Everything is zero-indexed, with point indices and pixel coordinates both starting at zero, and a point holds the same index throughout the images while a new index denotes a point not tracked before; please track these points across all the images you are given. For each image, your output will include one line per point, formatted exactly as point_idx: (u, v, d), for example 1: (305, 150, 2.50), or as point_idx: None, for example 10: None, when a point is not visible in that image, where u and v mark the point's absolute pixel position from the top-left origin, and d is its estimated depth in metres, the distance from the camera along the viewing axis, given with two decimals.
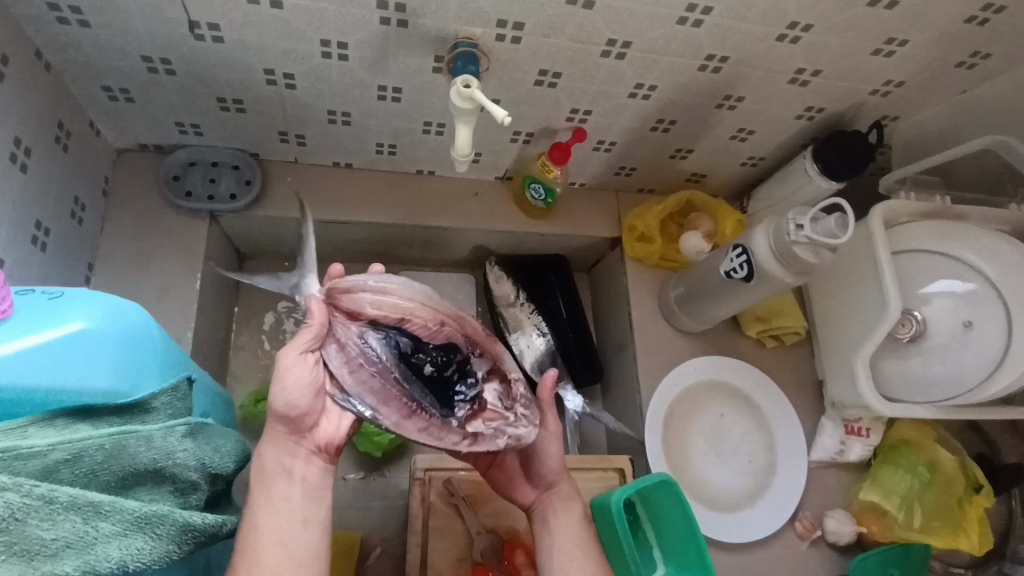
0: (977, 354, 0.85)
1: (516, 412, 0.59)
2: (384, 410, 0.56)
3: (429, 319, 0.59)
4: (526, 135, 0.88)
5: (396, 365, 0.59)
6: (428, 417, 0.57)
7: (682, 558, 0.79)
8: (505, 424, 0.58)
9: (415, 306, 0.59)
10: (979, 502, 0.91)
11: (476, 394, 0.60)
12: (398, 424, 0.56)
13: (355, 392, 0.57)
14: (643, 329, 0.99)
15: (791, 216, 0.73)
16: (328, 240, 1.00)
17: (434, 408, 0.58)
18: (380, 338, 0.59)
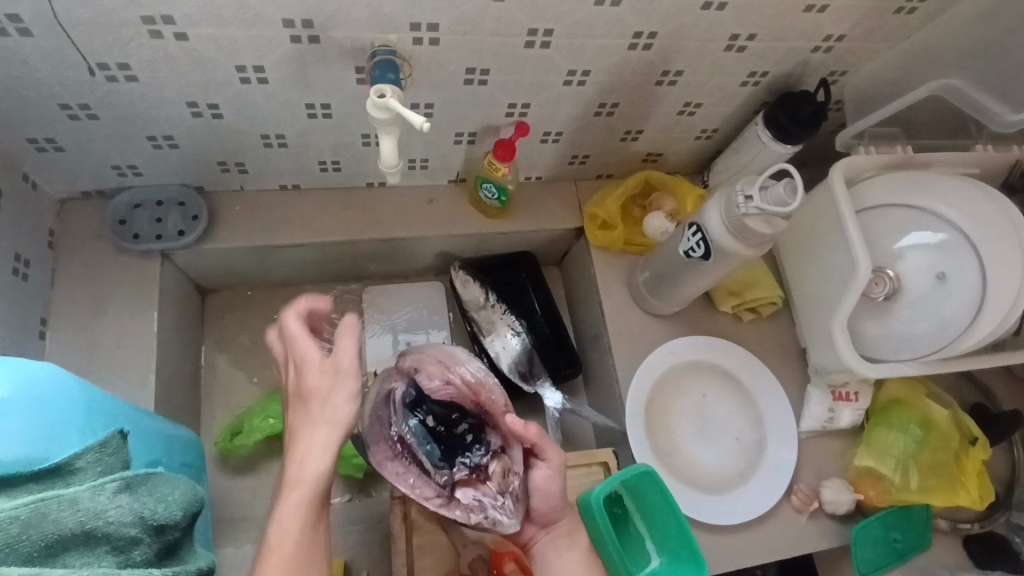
0: (955, 305, 0.82)
1: (502, 498, 0.68)
2: (378, 448, 0.68)
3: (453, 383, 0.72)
4: (469, 135, 0.86)
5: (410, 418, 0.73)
6: (413, 468, 0.68)
7: (674, 548, 0.79)
8: (487, 502, 0.68)
9: (445, 367, 0.72)
10: (976, 454, 0.89)
11: (480, 462, 0.72)
12: (384, 465, 0.68)
13: (373, 440, 0.68)
14: (616, 318, 0.96)
15: (740, 188, 0.70)
16: (287, 265, 0.98)
17: (428, 460, 0.71)
18: (409, 395, 0.74)
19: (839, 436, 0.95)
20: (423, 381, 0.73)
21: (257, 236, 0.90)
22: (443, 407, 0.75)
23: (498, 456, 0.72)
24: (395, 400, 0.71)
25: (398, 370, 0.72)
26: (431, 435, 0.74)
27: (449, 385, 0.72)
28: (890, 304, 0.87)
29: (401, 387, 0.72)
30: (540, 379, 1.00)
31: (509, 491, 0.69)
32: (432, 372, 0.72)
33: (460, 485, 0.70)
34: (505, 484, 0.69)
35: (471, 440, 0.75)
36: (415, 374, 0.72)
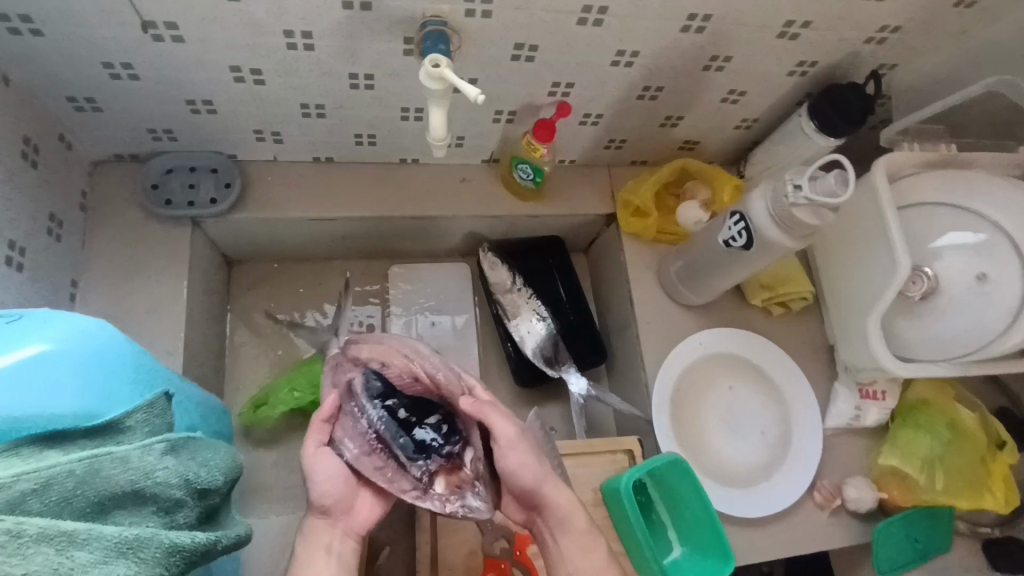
0: (993, 307, 0.81)
1: (475, 482, 0.66)
2: (351, 444, 0.67)
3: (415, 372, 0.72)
4: (509, 114, 0.85)
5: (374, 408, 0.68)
6: (387, 461, 0.67)
7: (697, 539, 0.79)
8: (462, 488, 0.66)
9: (402, 356, 0.71)
10: (1004, 459, 0.89)
11: (454, 451, 0.68)
12: (358, 459, 0.66)
13: (342, 438, 0.67)
14: (645, 307, 0.96)
15: (789, 177, 0.69)
16: (315, 238, 0.97)
17: (401, 452, 0.66)
18: (372, 384, 0.70)
19: (864, 435, 0.95)
20: (386, 372, 0.71)
21: (289, 207, 0.90)
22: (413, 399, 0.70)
23: (471, 444, 0.69)
24: (358, 390, 0.69)
25: (357, 361, 0.72)
26: (404, 427, 0.67)
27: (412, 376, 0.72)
28: (925, 304, 0.86)
29: (362, 377, 0.70)
30: (564, 364, 0.99)
31: (482, 474, 0.67)
32: (394, 362, 0.71)
33: (435, 476, 0.66)
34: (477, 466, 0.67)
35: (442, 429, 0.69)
36: (378, 366, 0.71)
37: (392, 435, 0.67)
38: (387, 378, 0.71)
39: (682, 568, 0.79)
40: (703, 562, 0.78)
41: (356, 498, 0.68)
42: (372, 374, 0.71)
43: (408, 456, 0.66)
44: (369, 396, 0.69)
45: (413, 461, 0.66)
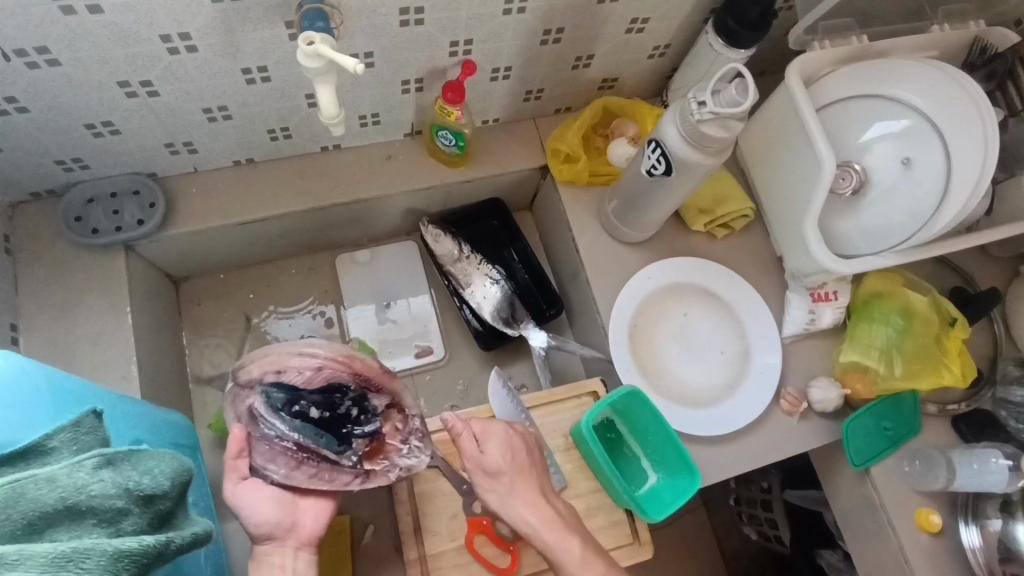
0: (921, 190, 0.83)
1: (410, 443, 0.68)
2: (276, 465, 0.66)
3: (315, 365, 0.63)
4: (416, 82, 0.85)
5: (282, 421, 0.66)
6: (317, 465, 0.66)
7: (668, 464, 0.82)
8: (399, 456, 0.68)
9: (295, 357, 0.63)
10: (956, 335, 0.91)
11: (376, 427, 0.68)
12: (289, 476, 0.66)
13: (264, 464, 0.65)
14: (591, 251, 0.96)
15: (692, 95, 0.69)
16: (253, 241, 0.97)
17: (328, 451, 0.66)
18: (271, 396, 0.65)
19: (823, 337, 0.97)
20: (283, 380, 0.64)
21: (218, 215, 0.89)
22: (321, 393, 0.66)
23: (389, 415, 0.69)
24: (261, 413, 0.65)
25: (247, 382, 0.64)
26: (320, 425, 0.67)
27: (314, 372, 0.64)
28: (859, 199, 0.87)
29: (258, 398, 0.65)
30: (523, 322, 1.00)
31: (413, 435, 0.68)
32: (287, 366, 0.63)
33: (369, 457, 0.68)
34: (408, 429, 0.68)
35: (358, 413, 0.68)
36: (274, 376, 0.64)
37: (311, 439, 0.66)
38: (287, 384, 0.65)
39: (656, 494, 0.81)
40: (676, 484, 0.81)
41: (297, 511, 0.67)
42: (269, 387, 0.65)
43: (335, 451, 0.67)
44: (273, 413, 0.66)
45: (342, 452, 0.67)
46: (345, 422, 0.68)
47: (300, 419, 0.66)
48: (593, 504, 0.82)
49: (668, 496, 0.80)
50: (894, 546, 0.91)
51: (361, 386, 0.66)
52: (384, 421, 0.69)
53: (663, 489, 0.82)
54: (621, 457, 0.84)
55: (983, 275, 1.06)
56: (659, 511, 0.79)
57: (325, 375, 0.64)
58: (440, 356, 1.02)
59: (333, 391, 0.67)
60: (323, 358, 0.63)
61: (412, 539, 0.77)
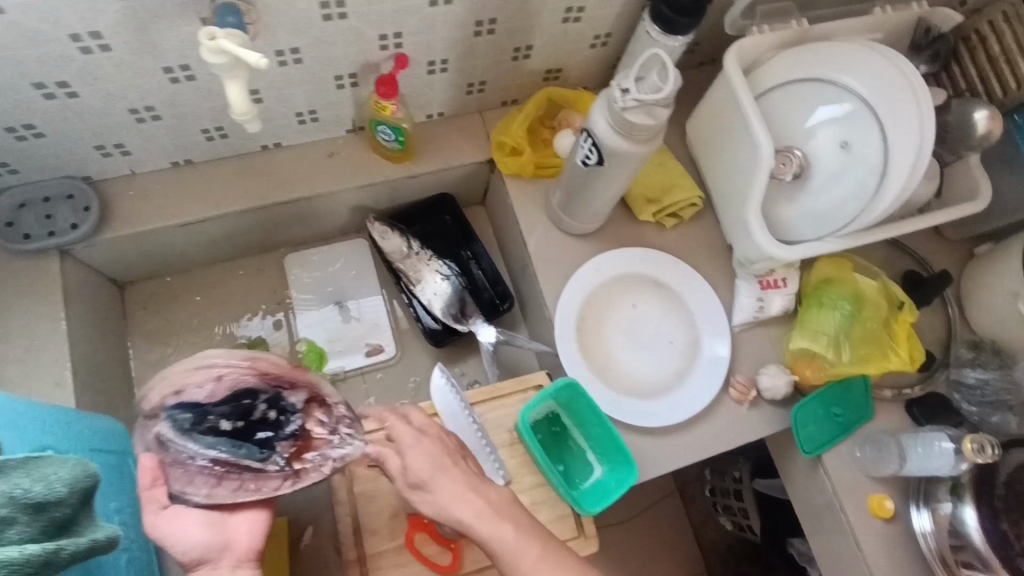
0: (861, 174, 0.82)
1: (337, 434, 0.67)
2: (197, 485, 0.63)
3: (215, 374, 0.63)
4: (350, 77, 0.83)
5: (193, 440, 0.63)
6: (239, 477, 0.64)
7: (610, 454, 0.84)
8: (327, 448, 0.66)
9: (194, 371, 0.63)
10: (904, 318, 0.91)
11: (298, 427, 0.66)
12: (213, 494, 0.62)
13: (184, 487, 0.62)
14: (538, 244, 0.95)
15: (616, 82, 0.68)
16: (196, 243, 0.96)
17: (250, 460, 0.64)
18: (177, 418, 0.64)
19: (773, 324, 0.96)
20: (185, 398, 0.63)
21: (156, 217, 0.88)
22: (228, 403, 0.64)
23: (309, 412, 0.66)
24: (169, 437, 0.63)
25: (152, 411, 0.64)
26: (235, 436, 0.64)
27: (215, 383, 0.63)
28: (802, 184, 0.87)
29: (163, 424, 0.64)
30: (473, 317, 0.99)
31: (339, 423, 0.67)
32: (186, 383, 0.63)
33: (296, 457, 0.65)
34: (334, 418, 0.67)
35: (275, 417, 0.66)
36: (177, 397, 0.63)
37: (228, 452, 0.63)
38: (191, 401, 0.64)
39: (599, 487, 0.84)
40: (617, 477, 0.83)
41: (227, 530, 0.63)
42: (173, 410, 0.64)
43: (257, 459, 0.64)
44: (182, 434, 0.63)
45: (266, 459, 0.64)
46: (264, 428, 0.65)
47: (213, 434, 0.63)
48: (538, 499, 0.81)
49: (609, 489, 0.83)
50: (846, 532, 0.90)
51: (270, 386, 0.65)
52: (306, 417, 0.67)
53: (606, 482, 0.84)
54: (569, 451, 0.87)
55: (939, 257, 1.05)
56: (597, 504, 0.81)
57: (227, 384, 0.64)
58: (390, 354, 1.01)
59: (241, 399, 0.65)
60: (223, 365, 0.63)
61: (352, 539, 0.76)
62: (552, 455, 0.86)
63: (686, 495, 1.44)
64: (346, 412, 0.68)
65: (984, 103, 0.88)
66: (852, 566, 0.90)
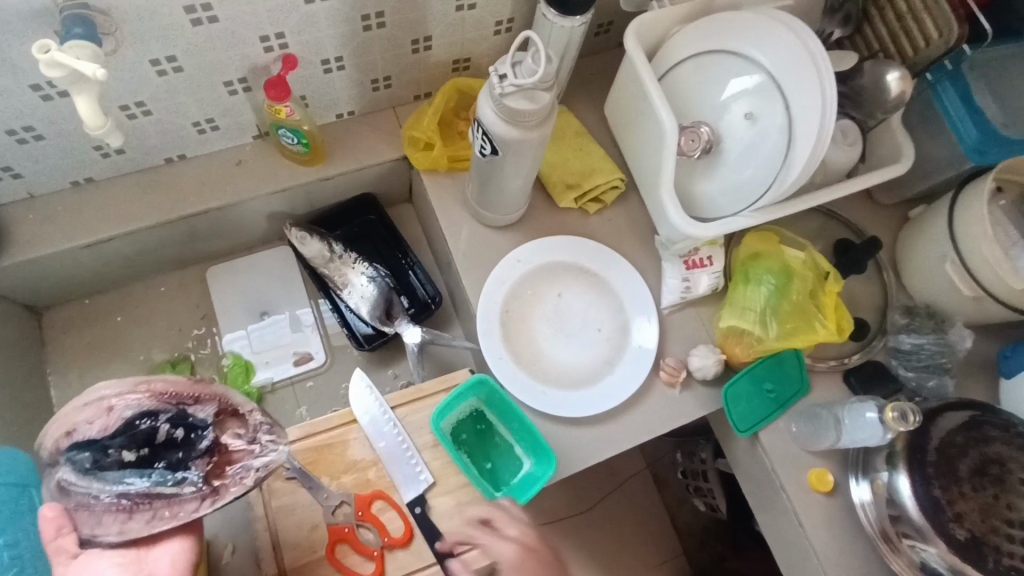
0: (770, 146, 0.80)
1: (257, 441, 0.60)
2: (107, 526, 0.53)
3: (106, 404, 0.56)
4: (240, 82, 0.81)
5: (97, 478, 0.54)
6: (154, 505, 0.55)
7: (533, 447, 0.84)
8: (250, 458, 0.59)
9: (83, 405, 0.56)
10: (831, 289, 0.89)
11: (213, 441, 0.59)
12: (125, 531, 0.53)
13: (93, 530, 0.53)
14: (459, 239, 0.93)
15: (493, 68, 0.67)
16: (109, 263, 0.93)
17: (163, 485, 0.55)
18: (75, 458, 0.55)
19: (703, 304, 0.95)
20: (79, 438, 0.55)
21: (57, 239, 0.85)
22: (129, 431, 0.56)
23: (223, 423, 0.59)
24: (69, 481, 0.54)
25: (50, 460, 0.56)
26: (143, 464, 0.56)
27: (107, 416, 0.56)
28: (715, 159, 0.85)
29: (62, 470, 0.55)
30: (399, 319, 0.96)
31: (258, 431, 0.60)
32: (77, 420, 0.55)
33: (214, 474, 0.58)
34: (250, 428, 0.60)
35: (187, 436, 0.58)
36: (69, 439, 0.55)
37: (139, 482, 0.55)
38: (86, 438, 0.56)
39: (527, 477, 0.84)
40: (542, 465, 0.83)
41: (149, 568, 0.53)
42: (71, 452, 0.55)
43: (170, 482, 0.56)
44: (83, 475, 0.54)
45: (181, 481, 0.56)
46: (173, 451, 0.57)
47: (118, 466, 0.56)
48: (464, 499, 0.79)
49: (535, 479, 0.83)
50: (788, 509, 0.89)
51: (171, 404, 0.57)
52: (219, 430, 0.59)
53: (534, 470, 0.84)
54: (494, 446, 0.87)
55: (873, 222, 1.03)
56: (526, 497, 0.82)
57: (120, 414, 0.56)
58: (320, 361, 0.99)
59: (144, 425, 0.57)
60: (114, 395, 0.56)
61: (270, 554, 0.74)
62: (477, 453, 0.86)
63: (659, 477, 1.40)
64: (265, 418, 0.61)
65: (895, 64, 0.87)
66: (795, 542, 0.89)
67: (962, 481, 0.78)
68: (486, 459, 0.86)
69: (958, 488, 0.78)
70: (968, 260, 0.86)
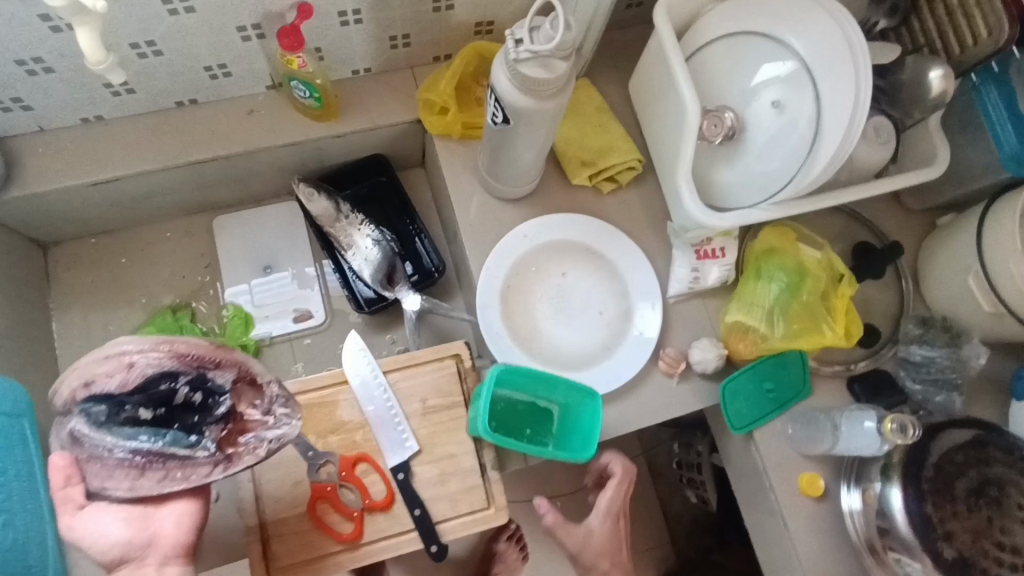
0: (796, 137, 0.77)
1: (274, 413, 0.59)
2: (116, 482, 0.54)
3: (126, 361, 0.54)
4: (254, 28, 0.80)
5: (110, 433, 0.54)
6: (166, 466, 0.55)
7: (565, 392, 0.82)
8: (265, 428, 0.58)
9: (102, 359, 0.54)
10: (844, 292, 0.86)
11: (229, 408, 0.58)
12: (135, 487, 0.54)
13: (103, 484, 0.54)
14: (466, 208, 0.91)
15: (509, 31, 0.65)
16: (116, 203, 0.93)
17: (177, 447, 0.55)
18: (88, 411, 0.54)
19: (710, 295, 0.92)
20: (96, 390, 0.54)
21: (63, 175, 0.85)
22: (146, 389, 0.55)
23: (240, 392, 0.58)
24: (82, 433, 0.54)
25: (63, 406, 0.55)
26: (157, 425, 0.55)
27: (126, 372, 0.54)
28: (737, 147, 0.82)
29: (74, 420, 0.54)
30: (400, 284, 0.95)
31: (275, 403, 0.59)
32: (94, 374, 0.54)
33: (227, 441, 0.57)
34: (267, 398, 0.59)
35: (203, 401, 0.57)
36: (85, 390, 0.54)
37: (152, 441, 0.55)
38: (104, 391, 0.54)
39: (573, 427, 0.82)
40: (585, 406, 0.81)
41: (153, 525, 0.56)
42: (85, 403, 0.55)
43: (184, 445, 0.55)
44: (97, 428, 0.54)
45: (195, 445, 0.56)
46: (188, 414, 0.57)
47: (132, 423, 0.55)
48: (447, 470, 0.79)
49: (585, 426, 0.81)
50: (774, 511, 0.87)
51: (193, 367, 0.56)
52: (237, 398, 0.59)
53: (575, 421, 0.82)
54: (523, 420, 0.82)
55: (898, 227, 0.99)
56: (589, 443, 0.80)
57: (141, 371, 0.54)
58: (319, 320, 0.99)
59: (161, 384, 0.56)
60: (136, 351, 0.54)
61: (251, 506, 0.75)
62: (512, 432, 0.80)
63: (654, 465, 1.39)
64: (282, 391, 0.60)
65: (939, 61, 0.82)
66: (779, 543, 0.88)
67: (958, 499, 0.76)
68: (521, 435, 0.80)
69: (952, 506, 0.76)
70: (992, 275, 0.83)
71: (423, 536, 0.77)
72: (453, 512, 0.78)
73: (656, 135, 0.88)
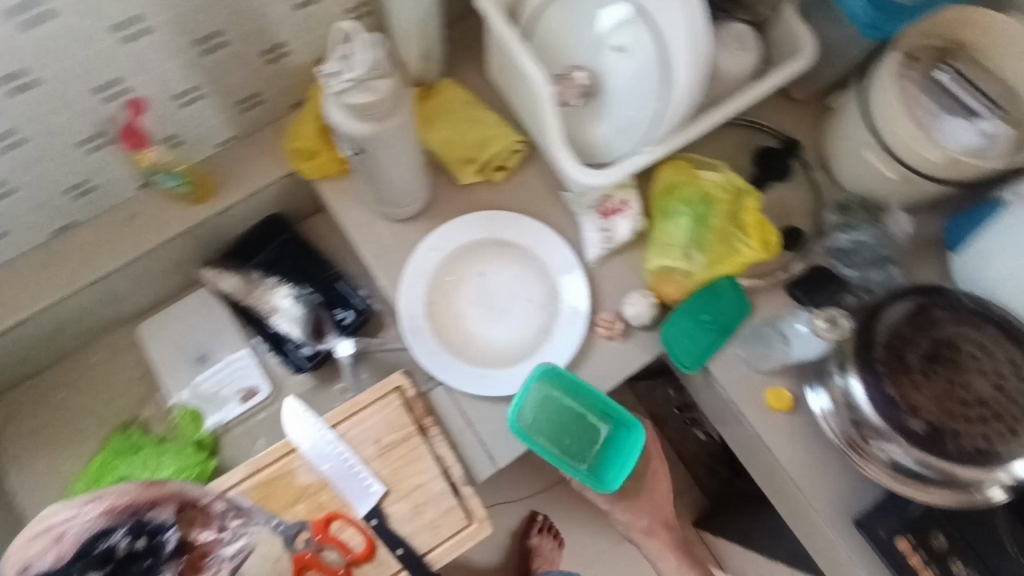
0: (648, 74, 0.76)
1: (230, 528, 0.75)
2: None
3: (60, 532, 0.67)
4: (96, 137, 0.79)
5: None
6: None
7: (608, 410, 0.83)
8: (223, 543, 0.74)
9: (52, 528, 0.67)
10: (750, 206, 0.85)
11: (178, 540, 0.71)
12: None
13: None
14: (368, 241, 0.91)
15: (324, 66, 0.62)
16: (31, 345, 0.92)
17: None
18: None
19: (629, 249, 0.91)
20: (34, 569, 0.66)
21: None
22: (99, 543, 0.67)
23: (176, 528, 0.71)
24: None
25: None
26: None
27: (59, 543, 0.67)
28: (600, 100, 0.81)
29: None
30: (328, 334, 0.95)
31: (229, 518, 0.75)
32: (65, 531, 0.67)
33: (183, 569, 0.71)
34: (219, 518, 0.75)
35: (142, 548, 0.69)
36: (25, 573, 0.66)
37: None
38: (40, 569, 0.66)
39: (614, 446, 0.84)
40: (626, 433, 0.83)
41: None
42: None
43: None
44: None
45: None
46: (135, 559, 0.68)
47: None
48: (420, 501, 0.79)
49: (625, 458, 0.83)
50: (752, 436, 0.87)
51: (126, 518, 0.69)
52: (183, 529, 0.72)
53: (622, 440, 0.84)
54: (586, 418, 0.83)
55: (793, 123, 0.98)
56: (620, 475, 0.83)
57: (72, 539, 0.67)
58: (266, 394, 0.98)
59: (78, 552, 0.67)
60: (65, 522, 0.67)
61: None
62: (553, 432, 0.82)
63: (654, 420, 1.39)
64: (234, 505, 0.76)
65: None
66: (767, 465, 0.88)
67: (914, 371, 0.75)
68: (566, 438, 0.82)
69: (909, 380, 0.75)
70: (886, 144, 0.81)
71: (414, 571, 0.77)
72: (437, 539, 0.79)
73: (524, 113, 0.87)
